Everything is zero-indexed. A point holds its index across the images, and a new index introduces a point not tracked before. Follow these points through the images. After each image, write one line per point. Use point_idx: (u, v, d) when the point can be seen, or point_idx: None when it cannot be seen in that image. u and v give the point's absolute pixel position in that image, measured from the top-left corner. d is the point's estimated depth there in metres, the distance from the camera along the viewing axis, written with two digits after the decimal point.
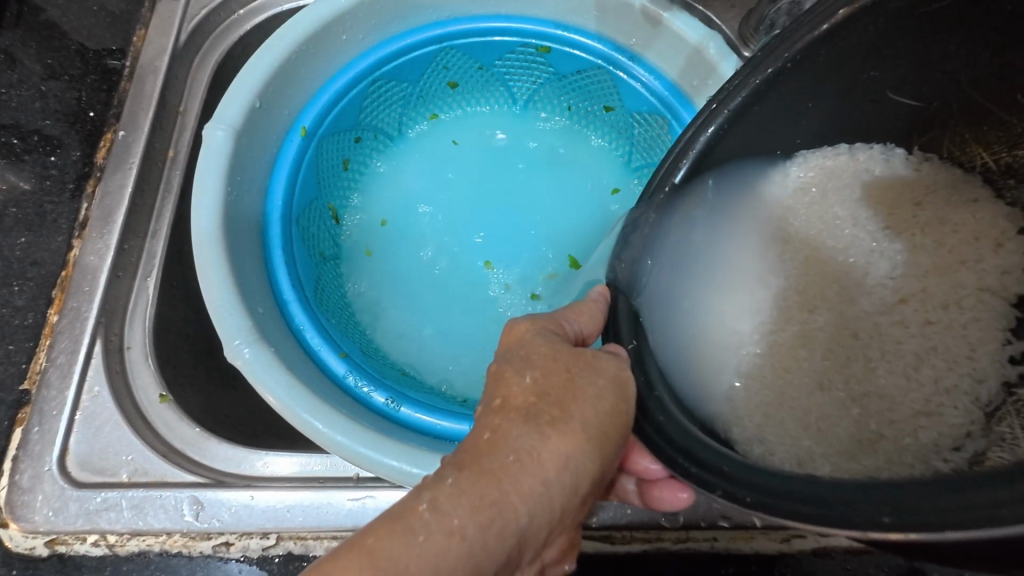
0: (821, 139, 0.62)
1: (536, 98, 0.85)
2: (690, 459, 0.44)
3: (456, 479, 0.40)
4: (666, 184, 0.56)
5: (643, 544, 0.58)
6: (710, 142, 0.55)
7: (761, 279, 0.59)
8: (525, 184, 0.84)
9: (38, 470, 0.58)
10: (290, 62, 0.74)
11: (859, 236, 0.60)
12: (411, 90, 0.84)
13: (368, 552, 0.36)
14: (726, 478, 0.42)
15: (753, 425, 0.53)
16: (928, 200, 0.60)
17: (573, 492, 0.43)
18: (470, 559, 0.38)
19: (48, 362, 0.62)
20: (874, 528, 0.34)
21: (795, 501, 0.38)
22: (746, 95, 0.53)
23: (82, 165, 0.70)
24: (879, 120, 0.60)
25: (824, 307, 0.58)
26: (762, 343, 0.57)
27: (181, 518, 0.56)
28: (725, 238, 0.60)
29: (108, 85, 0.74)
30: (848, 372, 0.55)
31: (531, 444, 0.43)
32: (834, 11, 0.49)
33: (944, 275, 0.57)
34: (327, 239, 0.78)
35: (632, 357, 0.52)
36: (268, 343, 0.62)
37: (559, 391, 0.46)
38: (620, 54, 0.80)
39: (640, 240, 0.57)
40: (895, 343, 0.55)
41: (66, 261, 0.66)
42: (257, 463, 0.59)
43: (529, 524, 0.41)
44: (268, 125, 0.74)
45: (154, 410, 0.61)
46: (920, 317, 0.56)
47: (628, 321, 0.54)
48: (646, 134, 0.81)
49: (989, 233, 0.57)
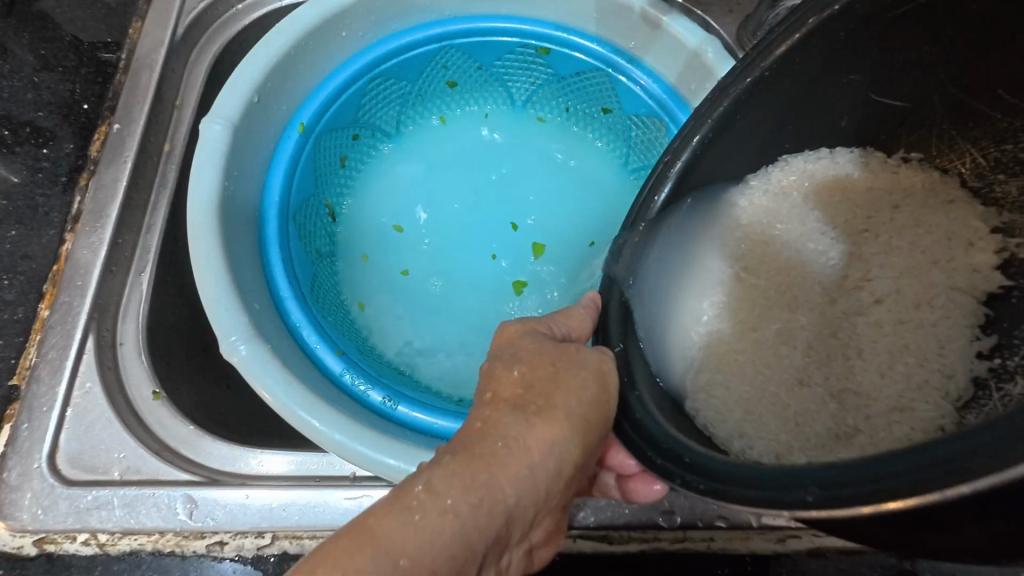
0: (806, 143, 0.62)
1: (534, 98, 0.85)
2: (657, 450, 0.45)
3: (450, 461, 0.41)
4: (656, 194, 0.56)
5: (641, 544, 0.58)
6: (697, 152, 0.55)
7: (749, 280, 0.60)
8: (524, 184, 0.84)
9: (27, 467, 0.57)
10: (289, 57, 0.73)
11: (840, 238, 0.61)
12: (410, 88, 0.83)
13: (369, 534, 0.35)
14: (686, 467, 0.42)
15: (735, 420, 0.53)
16: (905, 204, 0.61)
17: (558, 475, 0.44)
18: (464, 537, 0.38)
19: (38, 358, 0.60)
20: (800, 506, 0.33)
21: (742, 485, 0.38)
22: (728, 104, 0.54)
23: (75, 157, 0.69)
24: (871, 120, 0.60)
25: (806, 306, 0.58)
26: (745, 339, 0.57)
27: (174, 517, 0.55)
28: (709, 242, 0.61)
29: (102, 77, 0.73)
30: (829, 369, 0.56)
31: (518, 432, 0.43)
32: (803, 22, 0.50)
33: (917, 275, 0.58)
34: (324, 236, 0.78)
35: (620, 359, 0.53)
36: (265, 339, 0.61)
37: (544, 382, 0.47)
38: (620, 56, 0.80)
39: (629, 253, 0.57)
40: (870, 342, 0.56)
41: (57, 255, 0.65)
42: (251, 461, 0.58)
43: (516, 506, 0.41)
44: (266, 120, 0.73)
45: (147, 407, 0.60)
46: (894, 317, 0.56)
47: (617, 323, 0.55)
48: (643, 136, 0.82)
49: (962, 233, 0.58)
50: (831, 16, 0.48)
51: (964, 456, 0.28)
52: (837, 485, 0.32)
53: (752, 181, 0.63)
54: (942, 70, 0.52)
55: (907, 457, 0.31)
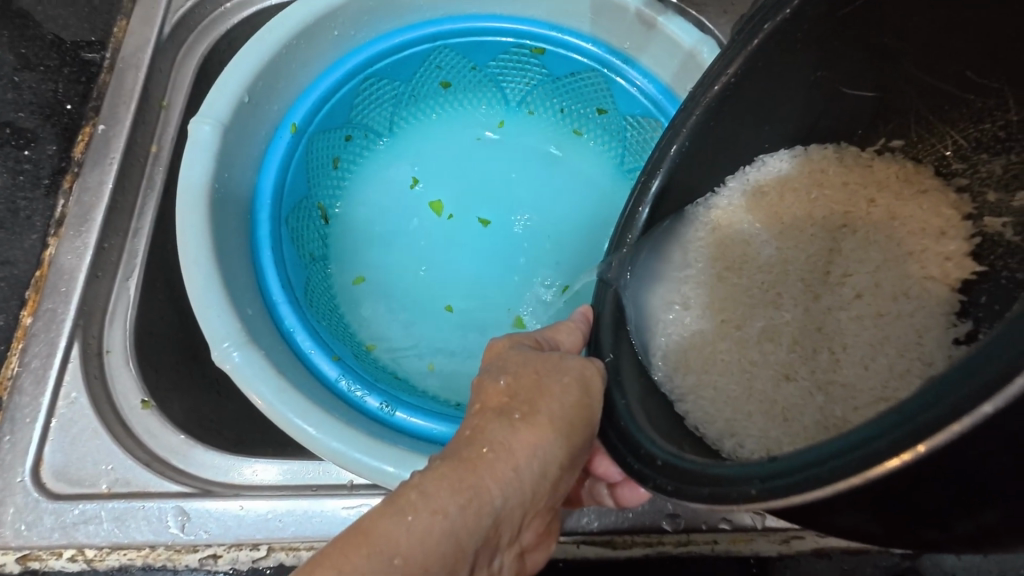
0: (784, 143, 0.63)
1: (529, 99, 0.85)
2: (635, 456, 0.44)
3: (441, 465, 0.40)
4: (640, 207, 0.55)
5: (645, 548, 0.57)
6: (673, 164, 0.55)
7: (734, 280, 0.59)
8: (520, 184, 0.83)
9: (9, 481, 0.55)
10: (281, 57, 0.72)
11: (819, 235, 0.61)
12: (403, 89, 0.82)
13: (363, 537, 0.34)
14: (659, 470, 0.41)
15: (724, 420, 0.53)
16: (881, 196, 0.61)
17: (543, 476, 0.43)
18: (454, 537, 0.37)
19: (21, 367, 0.58)
20: (744, 501, 0.33)
21: (699, 484, 0.37)
22: (700, 113, 0.53)
23: (58, 160, 0.67)
24: (851, 115, 0.60)
25: (791, 303, 0.58)
26: (730, 339, 0.57)
27: (165, 530, 0.54)
28: (689, 244, 0.61)
29: (86, 77, 0.71)
30: (814, 364, 0.55)
31: (503, 437, 0.42)
32: (762, 24, 0.49)
33: (893, 266, 0.58)
34: (316, 239, 0.76)
35: (611, 371, 0.51)
36: (258, 345, 0.60)
37: (528, 390, 0.46)
38: (615, 56, 0.80)
39: (619, 262, 0.55)
40: (853, 336, 0.56)
41: (40, 261, 0.62)
42: (245, 471, 0.57)
43: (505, 506, 0.40)
44: (256, 120, 0.72)
45: (135, 416, 0.58)
46: (873, 309, 0.56)
47: (608, 333, 0.54)
48: (639, 137, 0.81)
49: (934, 222, 0.58)
50: (785, 20, 0.48)
51: (903, 422, 0.28)
52: (774, 476, 0.33)
53: (730, 182, 0.63)
54: (915, 59, 0.52)
55: (851, 439, 0.30)
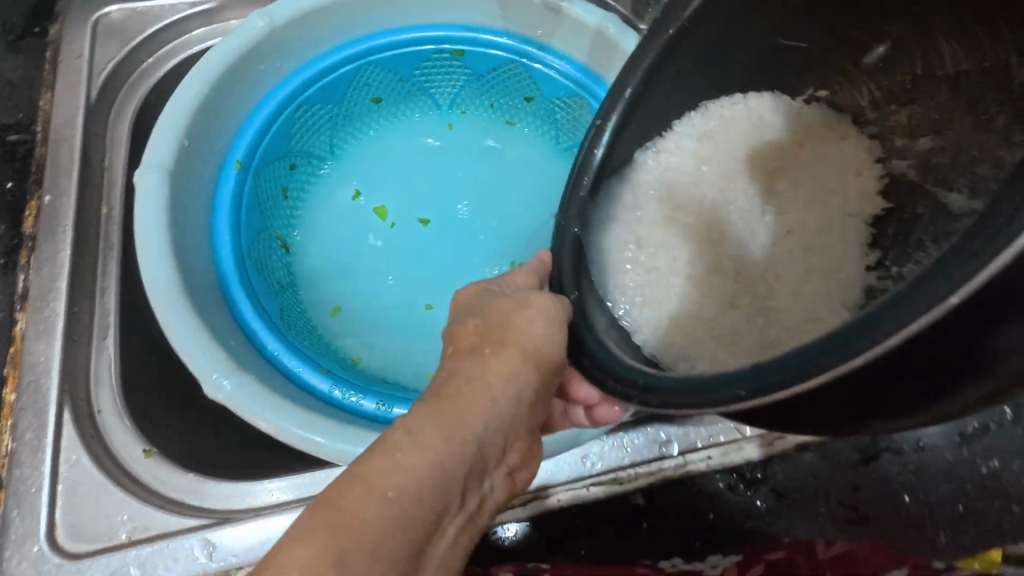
0: (720, 91, 0.69)
1: (458, 100, 0.89)
2: (614, 379, 0.48)
3: (422, 406, 0.43)
4: (597, 145, 0.60)
5: (649, 476, 0.62)
6: (628, 108, 0.60)
7: (679, 220, 0.65)
8: (466, 180, 0.87)
9: (25, 553, 0.55)
10: (212, 99, 0.74)
11: (754, 174, 0.67)
12: (337, 111, 0.85)
13: (357, 477, 0.37)
14: (641, 388, 0.45)
15: (679, 351, 0.58)
16: (808, 141, 0.68)
17: (519, 404, 0.46)
18: (443, 465, 0.40)
19: (15, 442, 0.58)
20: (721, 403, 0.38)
21: (681, 395, 0.42)
22: (649, 64, 0.58)
23: (9, 237, 0.67)
24: (771, 59, 0.66)
25: (731, 241, 0.64)
26: (679, 275, 0.62)
27: (194, 563, 0.55)
28: (640, 186, 0.66)
29: (21, 154, 0.70)
30: (754, 294, 0.61)
31: (475, 370, 0.46)
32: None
33: (817, 204, 0.64)
34: (282, 267, 0.78)
35: (576, 304, 0.54)
36: (247, 371, 0.62)
37: (496, 326, 0.50)
38: (530, 45, 0.85)
39: (578, 204, 0.59)
40: (782, 267, 0.62)
41: (12, 337, 0.62)
42: (260, 492, 0.58)
43: (487, 433, 0.43)
44: (199, 163, 0.73)
45: (140, 466, 0.59)
46: (801, 245, 0.63)
47: (570, 269, 0.57)
48: (568, 116, 0.87)
49: (853, 165, 0.65)
50: None
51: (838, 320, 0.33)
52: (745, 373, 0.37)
53: (677, 127, 0.69)
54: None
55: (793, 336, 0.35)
